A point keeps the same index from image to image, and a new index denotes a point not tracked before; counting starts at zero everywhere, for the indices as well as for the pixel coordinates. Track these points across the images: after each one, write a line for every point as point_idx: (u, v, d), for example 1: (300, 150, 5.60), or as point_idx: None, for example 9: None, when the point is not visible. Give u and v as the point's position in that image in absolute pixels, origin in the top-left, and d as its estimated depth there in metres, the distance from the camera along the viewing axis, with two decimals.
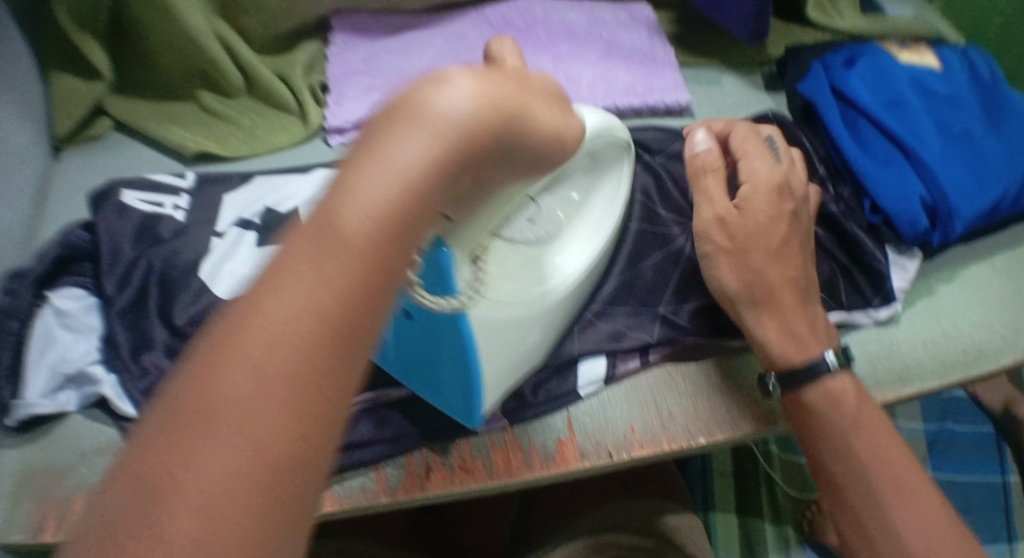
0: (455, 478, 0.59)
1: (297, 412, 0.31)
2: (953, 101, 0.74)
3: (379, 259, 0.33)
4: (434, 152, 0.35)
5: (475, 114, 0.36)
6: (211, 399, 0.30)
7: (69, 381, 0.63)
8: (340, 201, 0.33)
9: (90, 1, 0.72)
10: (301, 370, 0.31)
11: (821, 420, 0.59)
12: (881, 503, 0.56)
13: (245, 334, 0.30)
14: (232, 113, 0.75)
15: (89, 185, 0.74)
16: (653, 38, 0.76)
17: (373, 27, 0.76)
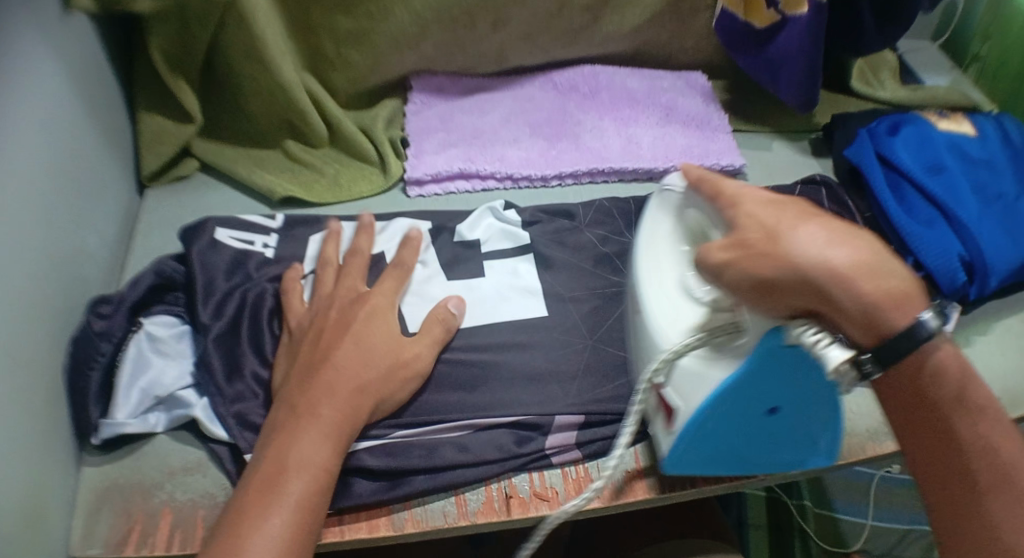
0: (531, 505, 0.62)
1: (303, 486, 0.55)
2: (988, 163, 0.79)
3: (332, 436, 0.58)
4: (855, 263, 0.47)
5: (818, 264, 0.46)
6: (284, 469, 0.55)
7: (159, 403, 0.69)
8: (319, 379, 0.59)
9: (189, 47, 0.78)
10: (328, 460, 0.57)
11: (942, 393, 0.48)
12: (976, 496, 0.48)
13: (300, 432, 0.57)
14: (314, 161, 0.81)
15: (178, 221, 0.81)
16: (708, 105, 0.82)
17: (449, 86, 0.83)
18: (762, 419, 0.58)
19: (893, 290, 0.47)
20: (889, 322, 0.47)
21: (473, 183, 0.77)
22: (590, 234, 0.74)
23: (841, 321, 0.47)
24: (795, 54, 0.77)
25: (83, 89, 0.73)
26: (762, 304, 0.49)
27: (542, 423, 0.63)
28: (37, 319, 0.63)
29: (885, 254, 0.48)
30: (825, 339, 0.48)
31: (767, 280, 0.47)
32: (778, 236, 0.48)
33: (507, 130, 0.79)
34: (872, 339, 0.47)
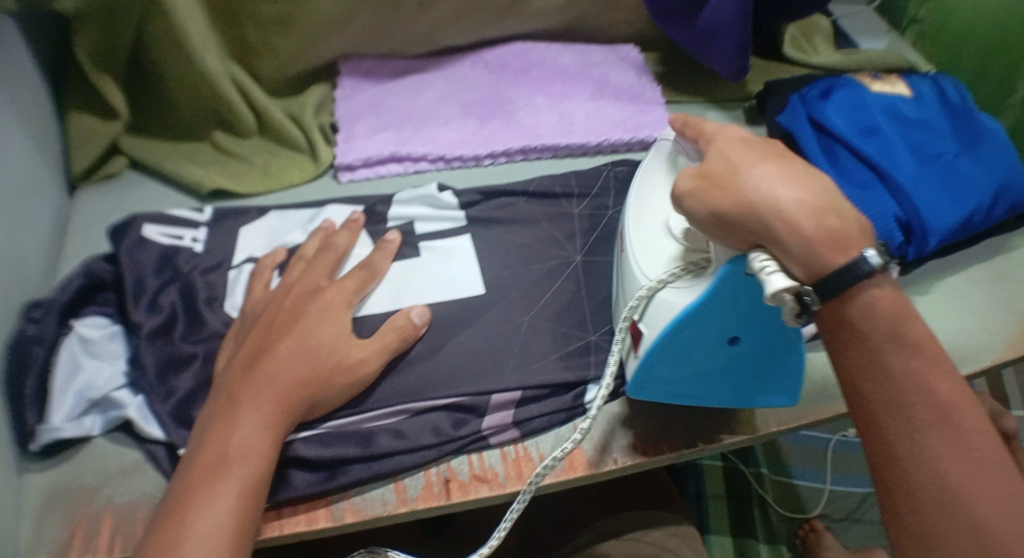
0: (471, 488, 0.61)
1: (246, 473, 0.55)
2: (925, 124, 0.79)
3: (275, 423, 0.58)
4: (800, 203, 0.51)
5: (756, 194, 0.51)
6: (226, 455, 0.56)
7: (95, 405, 0.67)
8: (257, 370, 0.59)
9: (113, 39, 0.75)
10: (270, 447, 0.57)
11: (871, 329, 0.50)
12: (907, 427, 0.48)
13: (239, 420, 0.57)
14: (244, 152, 0.80)
15: (108, 220, 0.79)
16: (641, 78, 0.82)
17: (379, 69, 0.82)
18: (726, 351, 0.59)
19: (833, 227, 0.50)
20: (826, 258, 0.50)
21: (406, 166, 0.76)
22: (528, 212, 0.73)
23: (781, 252, 0.51)
24: (726, 22, 0.76)
25: (16, 94, 0.71)
26: (714, 232, 0.54)
27: (479, 404, 0.63)
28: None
29: (834, 199, 0.52)
30: (772, 267, 0.51)
31: (722, 214, 0.53)
32: (735, 172, 0.53)
33: (439, 111, 0.78)
34: (808, 274, 0.50)
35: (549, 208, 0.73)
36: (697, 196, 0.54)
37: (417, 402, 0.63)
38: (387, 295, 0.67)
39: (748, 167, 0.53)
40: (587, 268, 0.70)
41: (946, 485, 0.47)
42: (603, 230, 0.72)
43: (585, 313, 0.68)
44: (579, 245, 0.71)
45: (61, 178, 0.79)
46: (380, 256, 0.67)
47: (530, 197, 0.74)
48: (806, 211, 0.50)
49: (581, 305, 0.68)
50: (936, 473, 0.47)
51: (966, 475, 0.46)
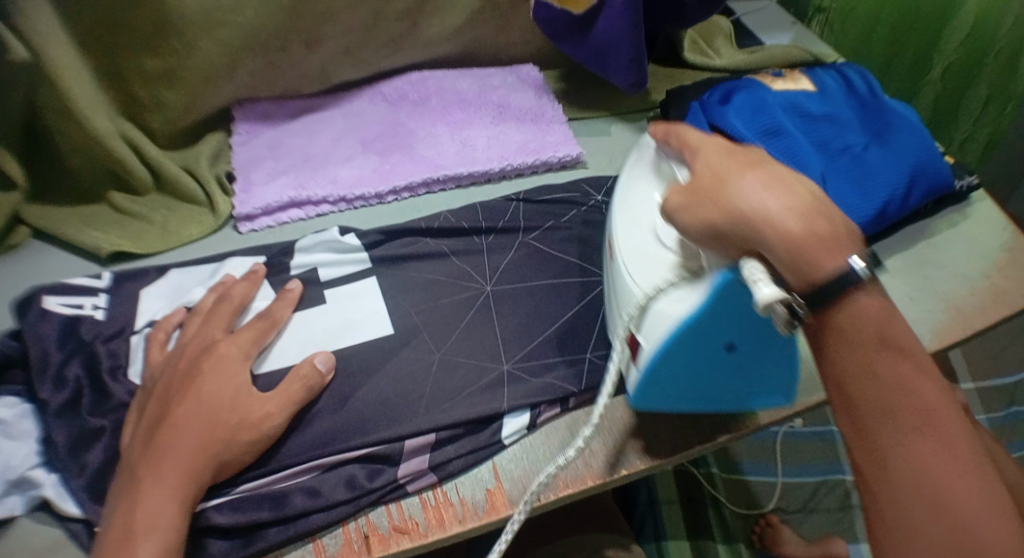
0: (392, 540, 0.58)
1: (150, 552, 0.53)
2: (830, 118, 0.79)
3: (180, 491, 0.56)
4: (786, 208, 0.48)
5: (739, 204, 0.49)
6: (136, 529, 0.54)
7: (13, 486, 0.64)
8: (159, 440, 0.57)
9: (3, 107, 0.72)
10: (175, 519, 0.55)
11: (861, 333, 0.47)
12: (890, 429, 0.46)
13: (143, 492, 0.55)
14: (143, 211, 0.77)
15: (9, 293, 0.75)
16: (541, 97, 0.81)
17: (275, 112, 0.80)
18: (723, 358, 0.57)
19: (821, 231, 0.47)
20: (816, 262, 0.47)
21: (308, 210, 0.74)
22: (437, 247, 0.71)
23: (773, 262, 0.48)
24: (618, 36, 0.75)
25: None
26: (704, 243, 0.52)
27: (393, 452, 0.61)
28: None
29: (824, 201, 0.49)
30: (762, 276, 0.48)
31: (715, 227, 0.50)
32: (721, 183, 0.51)
33: (338, 150, 0.76)
34: (802, 286, 0.47)
35: (459, 242, 0.72)
36: (683, 216, 0.52)
37: (329, 456, 0.61)
38: (289, 346, 0.65)
39: (739, 180, 0.50)
40: (500, 297, 0.68)
41: (930, 488, 0.45)
42: (514, 255, 0.71)
43: (498, 345, 0.66)
44: (488, 276, 0.70)
45: None
46: (281, 305, 0.65)
47: (436, 233, 0.72)
48: (794, 220, 0.48)
49: (495, 335, 0.66)
50: (920, 477, 0.45)
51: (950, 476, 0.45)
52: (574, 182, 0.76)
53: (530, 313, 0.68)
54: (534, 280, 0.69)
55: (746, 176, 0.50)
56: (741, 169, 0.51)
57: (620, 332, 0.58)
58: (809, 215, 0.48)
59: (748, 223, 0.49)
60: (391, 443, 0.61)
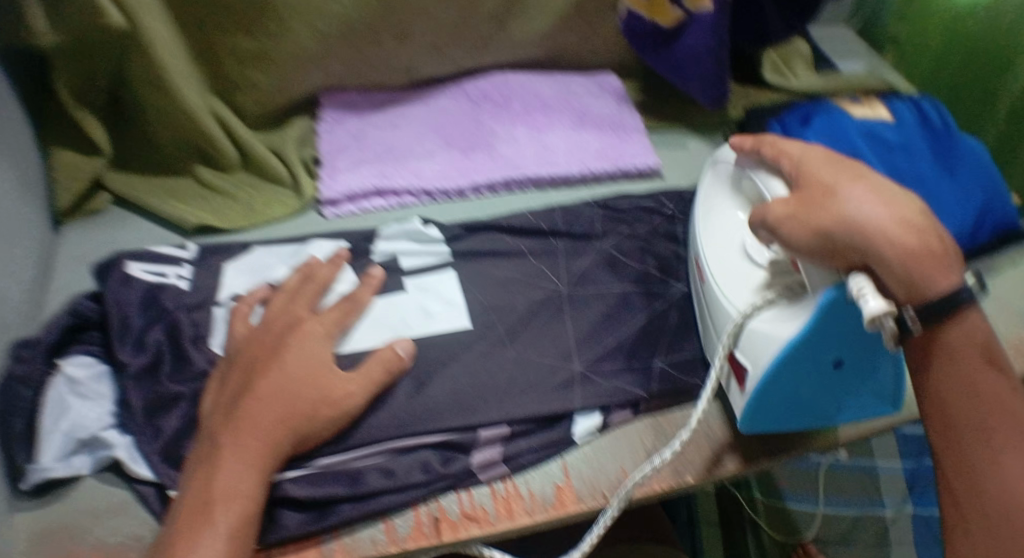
0: (461, 526, 0.60)
1: (226, 519, 0.55)
2: (904, 147, 0.80)
3: (257, 462, 0.57)
4: (896, 220, 0.51)
5: (855, 214, 0.52)
6: (214, 497, 0.55)
7: (82, 446, 0.67)
8: (242, 411, 0.59)
9: (89, 79, 0.75)
10: (252, 489, 0.57)
11: (969, 346, 0.51)
12: (984, 439, 0.50)
13: (221, 461, 0.57)
14: (227, 187, 0.79)
15: (92, 256, 0.79)
16: (621, 106, 0.82)
17: (362, 102, 0.81)
18: (830, 376, 0.58)
19: (934, 246, 0.51)
20: (931, 279, 0.50)
21: (389, 200, 0.76)
22: (515, 246, 0.73)
23: (879, 273, 0.51)
24: (701, 54, 0.76)
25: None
26: (810, 253, 0.54)
27: (467, 439, 0.63)
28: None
29: (927, 217, 0.52)
30: (869, 288, 0.50)
31: (825, 233, 0.52)
32: (830, 192, 0.54)
33: (420, 144, 0.78)
34: (915, 299, 0.51)
35: (536, 243, 0.74)
36: (795, 228, 0.54)
37: (404, 439, 0.63)
38: (369, 331, 0.67)
39: (858, 191, 0.53)
40: (573, 298, 0.70)
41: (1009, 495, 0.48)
42: (590, 259, 0.73)
43: (571, 345, 0.67)
44: (564, 277, 0.71)
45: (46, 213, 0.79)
46: (363, 288, 0.67)
47: (515, 232, 0.74)
48: (911, 232, 0.51)
49: (568, 336, 0.68)
50: (1006, 485, 0.49)
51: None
52: (650, 192, 0.78)
53: (602, 318, 0.69)
54: (609, 285, 0.71)
55: (852, 188, 0.53)
56: (847, 179, 0.54)
57: (722, 353, 0.60)
58: (921, 229, 0.51)
59: (873, 232, 0.51)
60: (465, 431, 0.63)
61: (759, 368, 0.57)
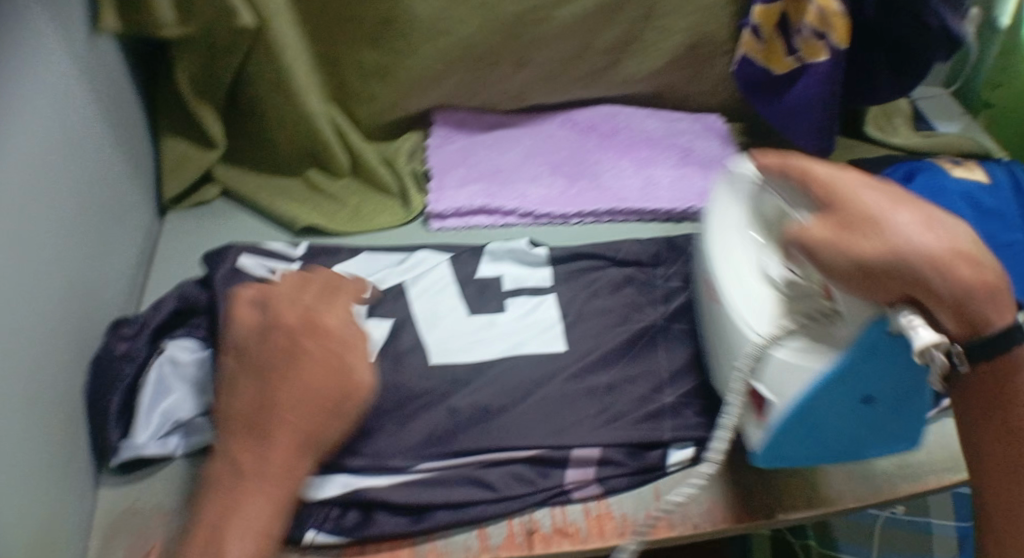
0: (553, 540, 0.62)
1: (259, 505, 0.56)
2: (1000, 211, 0.80)
3: (293, 448, 0.59)
4: (946, 248, 0.46)
5: (908, 249, 0.46)
6: (246, 479, 0.57)
7: (179, 427, 0.69)
8: (266, 398, 0.60)
9: (213, 74, 0.78)
10: (281, 474, 0.58)
11: (982, 400, 0.49)
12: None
13: (261, 444, 0.58)
14: (337, 192, 0.81)
15: (196, 246, 0.82)
16: (726, 147, 0.83)
17: (471, 121, 0.84)
18: (865, 411, 0.55)
19: (987, 278, 0.46)
20: (985, 315, 0.46)
21: (495, 219, 0.79)
22: (616, 276, 0.76)
23: (928, 305, 0.46)
24: (812, 102, 0.78)
25: (109, 108, 0.76)
26: (841, 273, 0.49)
27: (562, 458, 0.64)
28: (59, 338, 0.63)
29: (988, 249, 0.47)
30: (919, 319, 0.46)
31: (869, 266, 0.47)
32: (878, 216, 0.47)
33: (526, 168, 0.80)
34: (965, 334, 0.47)
35: (635, 273, 0.76)
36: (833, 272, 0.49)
37: (499, 453, 0.64)
38: (472, 345, 0.69)
39: (897, 219, 0.47)
40: (669, 331, 0.73)
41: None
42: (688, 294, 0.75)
43: (666, 380, 0.69)
44: (661, 310, 0.74)
45: (152, 200, 0.83)
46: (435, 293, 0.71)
47: (618, 263, 0.77)
48: (960, 265, 0.45)
49: (660, 366, 0.70)
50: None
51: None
52: None
53: (696, 354, 0.71)
54: None
55: (903, 216, 0.47)
56: (900, 205, 0.48)
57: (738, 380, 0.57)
58: (946, 255, 0.45)
59: (867, 271, 0.47)
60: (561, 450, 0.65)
61: (785, 405, 0.54)
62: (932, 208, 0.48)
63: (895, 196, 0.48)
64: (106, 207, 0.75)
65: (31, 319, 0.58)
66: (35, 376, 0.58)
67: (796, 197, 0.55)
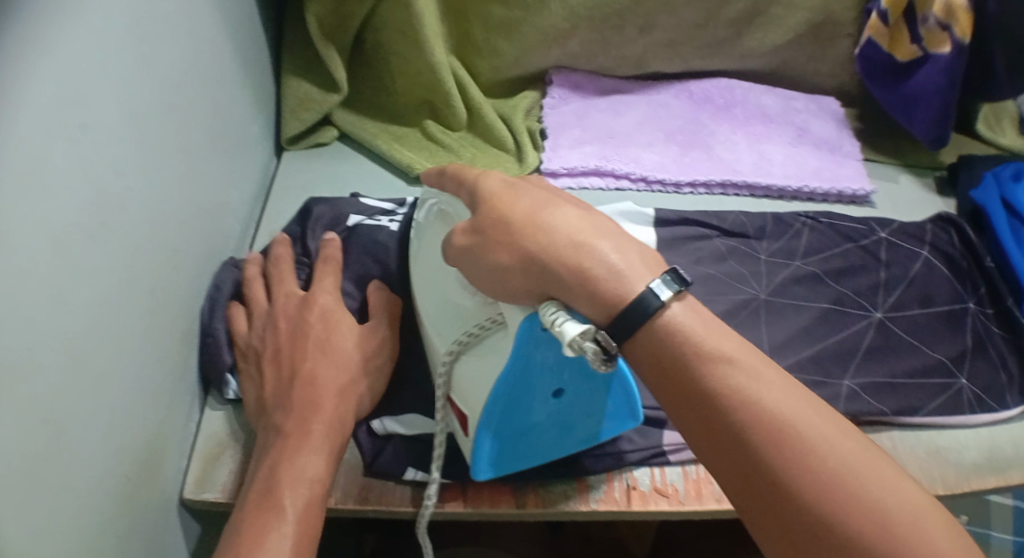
0: (651, 499, 0.66)
1: (317, 445, 0.61)
2: None
3: (344, 393, 0.65)
4: (617, 266, 0.50)
5: (534, 249, 0.51)
6: (309, 421, 0.62)
7: None
8: (312, 352, 0.66)
9: (344, 16, 0.81)
10: (336, 416, 0.64)
11: (649, 359, 0.50)
12: (784, 446, 0.46)
13: (315, 388, 0.64)
14: (452, 144, 0.84)
15: (310, 184, 0.84)
16: (840, 130, 0.86)
17: (586, 84, 0.87)
18: (555, 403, 0.59)
19: (620, 266, 0.50)
20: (621, 289, 0.49)
21: (607, 182, 0.81)
22: (720, 247, 0.78)
23: (567, 298, 0.50)
24: (931, 90, 0.80)
25: (237, 42, 0.80)
26: (507, 286, 0.53)
27: (660, 419, 0.69)
28: (164, 260, 0.69)
29: (620, 237, 0.53)
30: (557, 314, 0.49)
31: (529, 258, 0.51)
32: (526, 219, 0.53)
33: (640, 134, 0.83)
34: (609, 320, 0.50)
35: (740, 245, 0.78)
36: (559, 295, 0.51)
37: None
38: None
39: (562, 228, 0.52)
40: (771, 306, 0.74)
41: (878, 504, 0.44)
42: (792, 270, 0.77)
43: (766, 350, 0.72)
44: (763, 285, 0.75)
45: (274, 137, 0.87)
46: None
47: (723, 233, 0.79)
48: (570, 254, 0.51)
49: (760, 336, 0.72)
50: (868, 496, 0.45)
51: (886, 484, 0.45)
52: (866, 218, 0.81)
53: (798, 330, 0.73)
54: (810, 301, 0.75)
55: (563, 217, 0.53)
56: (580, 223, 0.52)
57: (439, 395, 0.60)
58: (575, 259, 0.50)
59: (524, 263, 0.51)
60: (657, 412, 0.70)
61: (478, 413, 0.57)
62: (612, 224, 0.53)
63: (576, 213, 0.53)
64: (229, 137, 0.78)
65: (126, 243, 0.63)
66: (128, 292, 0.63)
67: (502, 205, 0.55)
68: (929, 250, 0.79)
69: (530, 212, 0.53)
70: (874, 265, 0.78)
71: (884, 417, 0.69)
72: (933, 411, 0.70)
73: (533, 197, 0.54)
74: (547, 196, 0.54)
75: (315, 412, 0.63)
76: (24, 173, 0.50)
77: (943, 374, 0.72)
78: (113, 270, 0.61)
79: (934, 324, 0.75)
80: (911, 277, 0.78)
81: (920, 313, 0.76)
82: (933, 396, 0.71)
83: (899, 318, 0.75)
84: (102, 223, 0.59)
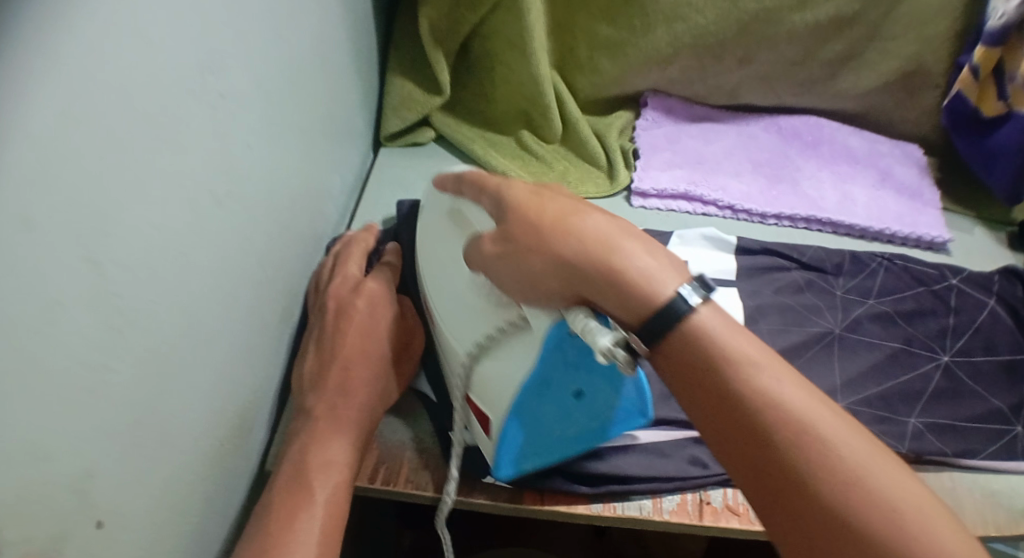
0: (722, 515, 0.68)
1: (339, 439, 0.65)
2: None
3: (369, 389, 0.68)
4: (644, 270, 0.53)
5: (569, 254, 0.54)
6: (332, 410, 0.66)
7: None
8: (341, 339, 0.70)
9: (456, 22, 0.84)
10: (360, 410, 0.67)
11: (676, 364, 0.53)
12: (801, 440, 0.50)
13: (346, 377, 0.68)
14: (547, 155, 0.87)
15: (407, 181, 0.88)
16: (921, 178, 0.89)
17: (679, 110, 0.91)
18: (574, 404, 0.61)
19: (646, 270, 0.53)
20: (649, 296, 0.53)
21: (694, 206, 0.84)
22: (797, 278, 0.80)
23: (595, 301, 0.54)
24: (1014, 148, 0.83)
25: (356, 38, 0.84)
26: (541, 288, 0.55)
27: None
28: (278, 238, 0.72)
29: (643, 240, 0.56)
30: (588, 323, 0.53)
31: (564, 262, 0.54)
32: (561, 223, 0.56)
33: (729, 164, 0.87)
34: (635, 323, 0.53)
35: (816, 279, 0.81)
36: (592, 299, 0.54)
37: (677, 429, 0.72)
38: None
39: (592, 234, 0.55)
40: (844, 341, 0.77)
41: (887, 493, 0.48)
42: (867, 308, 0.80)
43: (836, 383, 0.74)
44: (837, 319, 0.78)
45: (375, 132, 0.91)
46: None
47: (802, 266, 0.82)
48: (603, 261, 0.53)
49: (833, 372, 0.75)
50: (880, 499, 0.48)
51: (895, 481, 0.49)
52: (940, 264, 0.84)
53: (868, 367, 0.75)
54: (879, 339, 0.78)
55: (587, 222, 0.55)
56: (605, 228, 0.55)
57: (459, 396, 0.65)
58: (607, 264, 0.53)
59: (564, 270, 0.54)
60: None
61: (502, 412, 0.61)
62: (629, 226, 0.56)
63: (603, 218, 0.56)
64: (340, 128, 0.83)
65: (250, 218, 0.66)
66: (246, 266, 0.66)
67: (531, 205, 0.57)
68: (996, 300, 0.81)
69: (559, 215, 0.56)
70: (943, 310, 0.80)
71: (943, 458, 0.71)
72: (990, 455, 0.72)
73: (564, 203, 0.57)
74: (579, 202, 0.57)
75: (341, 398, 0.67)
76: (178, 135, 0.53)
77: (1001, 421, 0.74)
78: (236, 244, 0.64)
79: (997, 373, 0.77)
80: (976, 326, 0.80)
81: (985, 361, 0.78)
82: (992, 442, 0.73)
83: (965, 364, 0.77)
84: (229, 196, 0.62)
